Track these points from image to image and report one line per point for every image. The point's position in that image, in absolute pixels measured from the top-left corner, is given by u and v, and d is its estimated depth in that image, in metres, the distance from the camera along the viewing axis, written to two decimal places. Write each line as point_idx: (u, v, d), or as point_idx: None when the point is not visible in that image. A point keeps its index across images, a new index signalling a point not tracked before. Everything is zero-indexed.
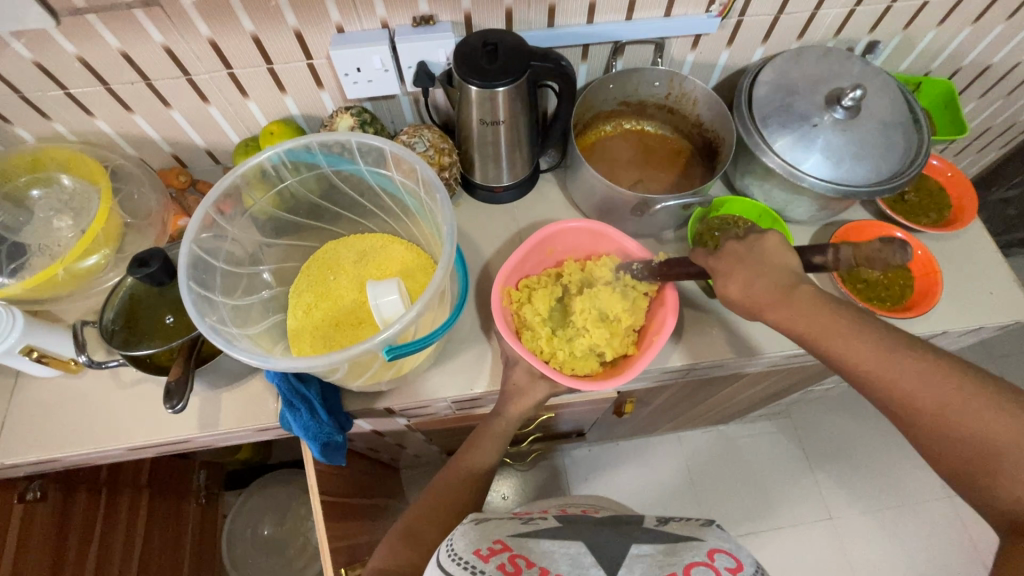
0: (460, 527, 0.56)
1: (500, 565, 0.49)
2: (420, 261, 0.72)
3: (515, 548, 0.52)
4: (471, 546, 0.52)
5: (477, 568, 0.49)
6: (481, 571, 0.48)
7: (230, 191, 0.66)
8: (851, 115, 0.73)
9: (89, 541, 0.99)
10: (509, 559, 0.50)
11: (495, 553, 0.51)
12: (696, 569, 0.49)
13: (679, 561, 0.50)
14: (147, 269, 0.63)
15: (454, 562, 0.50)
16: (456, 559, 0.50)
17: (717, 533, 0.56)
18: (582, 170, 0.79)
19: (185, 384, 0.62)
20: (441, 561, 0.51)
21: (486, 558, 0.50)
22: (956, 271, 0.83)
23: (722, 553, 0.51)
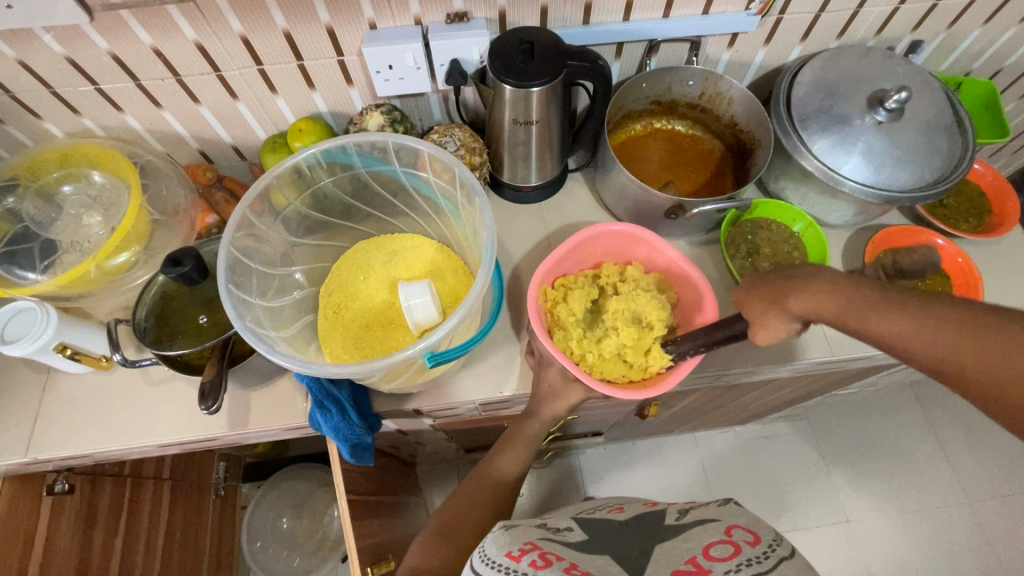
0: (489, 534, 0.55)
1: (532, 562, 0.48)
2: (452, 263, 0.71)
3: (543, 547, 0.52)
4: (502, 550, 0.51)
5: (511, 568, 0.47)
6: (516, 570, 0.47)
7: (265, 191, 0.65)
8: (894, 117, 0.71)
9: (114, 532, 1.00)
10: (538, 556, 0.50)
11: (526, 553, 0.50)
12: (714, 547, 0.50)
13: (699, 545, 0.51)
14: (181, 268, 0.63)
15: (488, 567, 0.49)
16: (489, 564, 0.49)
17: (734, 510, 0.57)
18: (614, 170, 0.78)
19: (219, 384, 0.62)
20: (474, 568, 0.50)
21: (518, 558, 0.49)
22: (994, 277, 0.81)
23: (739, 529, 0.52)
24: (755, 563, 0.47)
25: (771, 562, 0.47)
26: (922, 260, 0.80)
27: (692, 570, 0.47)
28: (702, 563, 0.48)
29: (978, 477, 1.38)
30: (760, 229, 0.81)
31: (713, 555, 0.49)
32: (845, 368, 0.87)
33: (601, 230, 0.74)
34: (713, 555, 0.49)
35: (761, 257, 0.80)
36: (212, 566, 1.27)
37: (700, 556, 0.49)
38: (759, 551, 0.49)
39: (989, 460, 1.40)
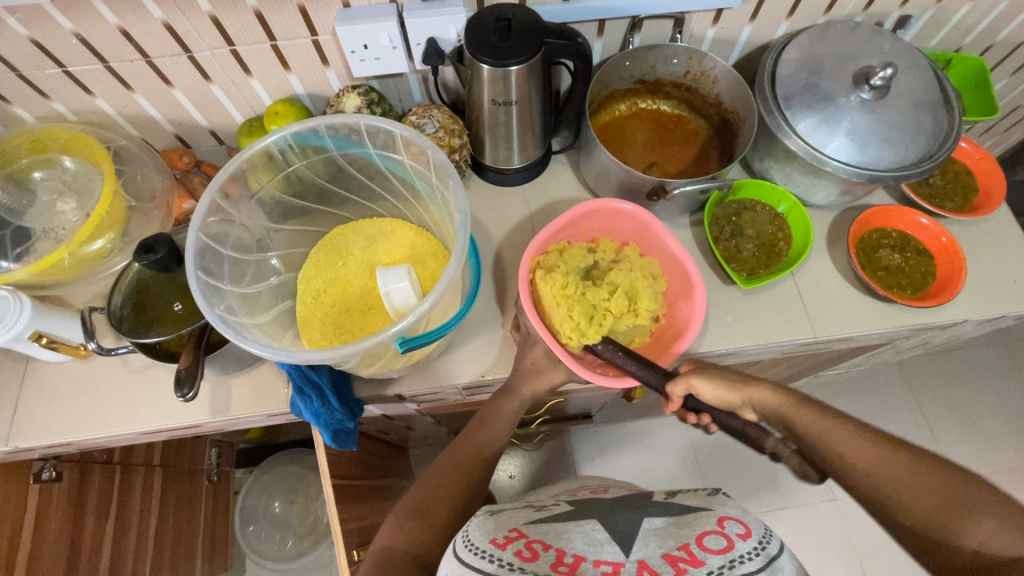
0: (474, 518, 0.55)
1: (518, 552, 0.49)
2: (431, 248, 0.70)
3: (531, 534, 0.52)
4: (486, 536, 0.51)
5: (497, 558, 0.48)
6: (501, 561, 0.48)
7: (236, 175, 0.64)
8: (879, 95, 0.70)
9: (105, 519, 1.01)
10: (524, 546, 0.50)
11: (511, 541, 0.50)
12: (708, 538, 0.49)
13: (691, 532, 0.51)
14: (154, 255, 0.61)
15: (471, 552, 0.49)
16: (472, 549, 0.50)
17: (727, 498, 0.56)
18: (597, 152, 0.76)
19: (195, 371, 0.61)
20: (457, 553, 0.50)
21: (503, 546, 0.50)
22: (978, 257, 0.80)
23: (731, 520, 0.51)
24: (746, 563, 0.47)
25: (760, 563, 0.47)
26: (906, 240, 0.80)
27: (684, 557, 0.48)
28: (694, 552, 0.48)
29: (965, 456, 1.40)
30: (744, 210, 0.81)
31: (706, 546, 0.49)
32: (830, 349, 0.86)
33: (603, 211, 0.74)
34: (706, 546, 0.49)
35: (745, 238, 0.80)
36: (206, 550, 1.28)
37: (693, 543, 0.49)
38: (749, 548, 0.48)
39: (977, 439, 1.40)
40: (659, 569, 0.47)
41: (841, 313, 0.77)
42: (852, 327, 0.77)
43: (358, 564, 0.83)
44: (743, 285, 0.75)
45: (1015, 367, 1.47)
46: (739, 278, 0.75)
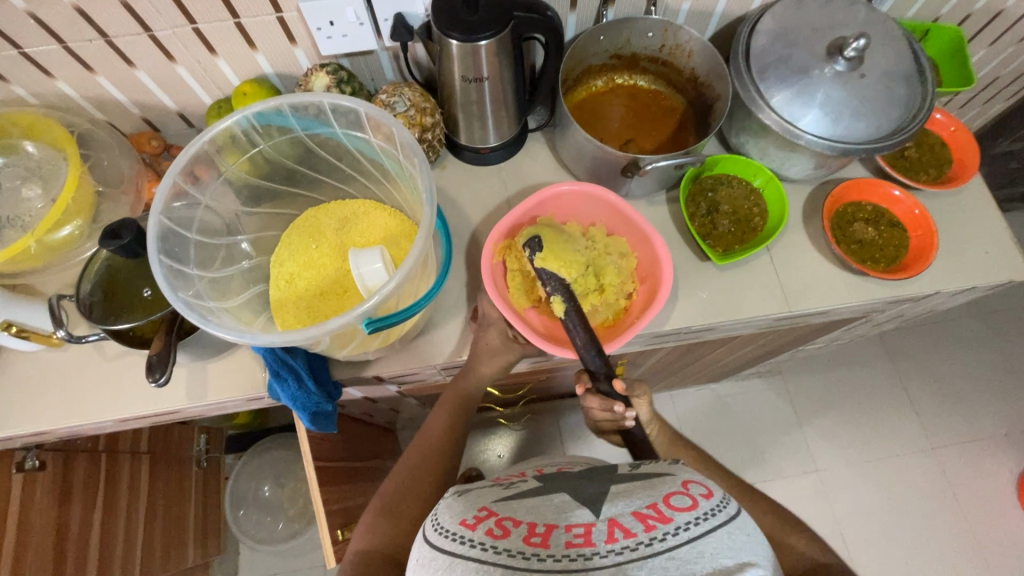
0: (443, 501, 0.56)
1: (488, 531, 0.49)
2: (404, 228, 0.70)
3: (500, 511, 0.52)
4: (456, 519, 0.52)
5: (468, 539, 0.49)
6: (472, 542, 0.48)
7: (200, 158, 0.63)
8: (853, 66, 0.70)
9: (92, 506, 1.02)
10: (495, 523, 0.50)
11: (481, 520, 0.51)
12: (674, 497, 0.51)
13: (659, 492, 0.52)
14: (120, 241, 0.60)
15: (441, 536, 0.50)
16: (443, 533, 0.51)
17: (686, 466, 0.58)
18: (571, 129, 0.76)
19: (168, 357, 0.61)
20: (428, 538, 0.51)
21: (472, 526, 0.50)
22: (952, 229, 0.81)
23: (694, 482, 0.54)
24: (711, 518, 0.49)
25: (722, 518, 0.50)
26: (880, 214, 0.80)
27: (654, 515, 0.49)
28: (663, 510, 0.49)
29: (943, 426, 1.42)
30: (721, 185, 0.81)
31: (672, 505, 0.50)
32: (806, 323, 0.87)
33: (573, 188, 0.75)
34: (673, 504, 0.50)
35: (721, 214, 0.80)
36: (198, 534, 1.30)
37: (662, 502, 0.50)
38: (712, 506, 0.51)
39: (953, 409, 1.43)
40: (630, 526, 0.48)
41: (814, 287, 0.78)
42: (825, 300, 0.77)
43: (342, 544, 0.84)
44: (718, 262, 0.76)
45: (991, 339, 1.50)
46: (714, 254, 0.76)
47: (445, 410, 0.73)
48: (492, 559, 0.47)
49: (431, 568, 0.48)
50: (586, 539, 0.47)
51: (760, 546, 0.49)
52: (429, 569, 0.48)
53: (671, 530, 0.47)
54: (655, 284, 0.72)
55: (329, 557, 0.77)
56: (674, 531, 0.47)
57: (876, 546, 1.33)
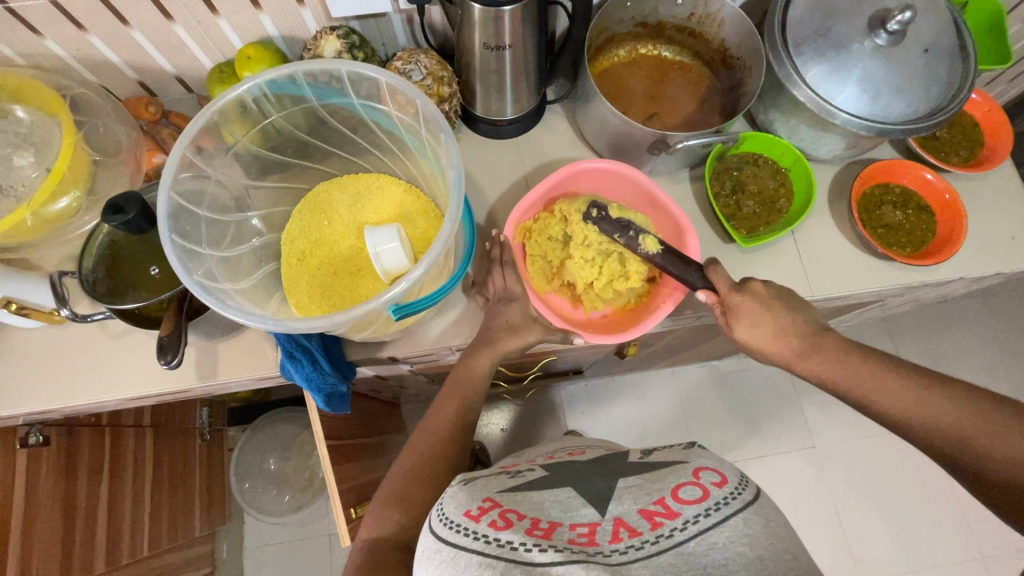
0: (449, 489, 0.54)
1: (492, 523, 0.47)
2: (421, 205, 0.67)
3: (505, 503, 0.50)
4: (461, 507, 0.50)
5: (471, 530, 0.47)
6: (476, 533, 0.46)
7: (208, 128, 0.59)
8: (896, 41, 0.66)
9: (99, 479, 1.01)
10: (499, 515, 0.48)
11: (485, 511, 0.49)
12: (683, 489, 0.50)
13: (667, 485, 0.51)
14: (124, 216, 0.57)
15: (446, 527, 0.48)
16: (447, 524, 0.48)
17: (702, 451, 0.57)
18: (595, 101, 0.72)
19: (179, 338, 0.59)
20: (433, 528, 0.49)
21: (477, 517, 0.48)
22: (979, 212, 0.79)
23: (707, 470, 0.52)
24: (724, 506, 0.47)
25: (737, 505, 0.47)
26: (908, 197, 0.78)
27: (660, 511, 0.48)
28: (670, 506, 0.48)
29: None
30: (746, 164, 0.78)
31: (681, 498, 0.49)
32: (823, 306, 0.86)
33: (603, 164, 0.73)
34: (681, 498, 0.49)
35: (746, 195, 0.77)
36: (202, 504, 1.30)
37: (669, 497, 0.49)
38: (725, 494, 0.49)
39: None
40: (634, 525, 0.47)
41: (837, 270, 0.76)
42: (847, 285, 0.76)
43: (354, 521, 0.84)
44: (742, 244, 0.73)
45: (994, 319, 1.50)
46: (738, 236, 0.73)
47: (454, 390, 0.68)
48: (496, 552, 0.44)
49: (436, 560, 0.46)
50: (590, 538, 0.47)
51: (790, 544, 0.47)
52: (434, 562, 0.46)
53: (678, 525, 0.46)
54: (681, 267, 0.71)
55: (343, 535, 0.77)
56: (681, 526, 0.46)
57: (870, 520, 1.36)
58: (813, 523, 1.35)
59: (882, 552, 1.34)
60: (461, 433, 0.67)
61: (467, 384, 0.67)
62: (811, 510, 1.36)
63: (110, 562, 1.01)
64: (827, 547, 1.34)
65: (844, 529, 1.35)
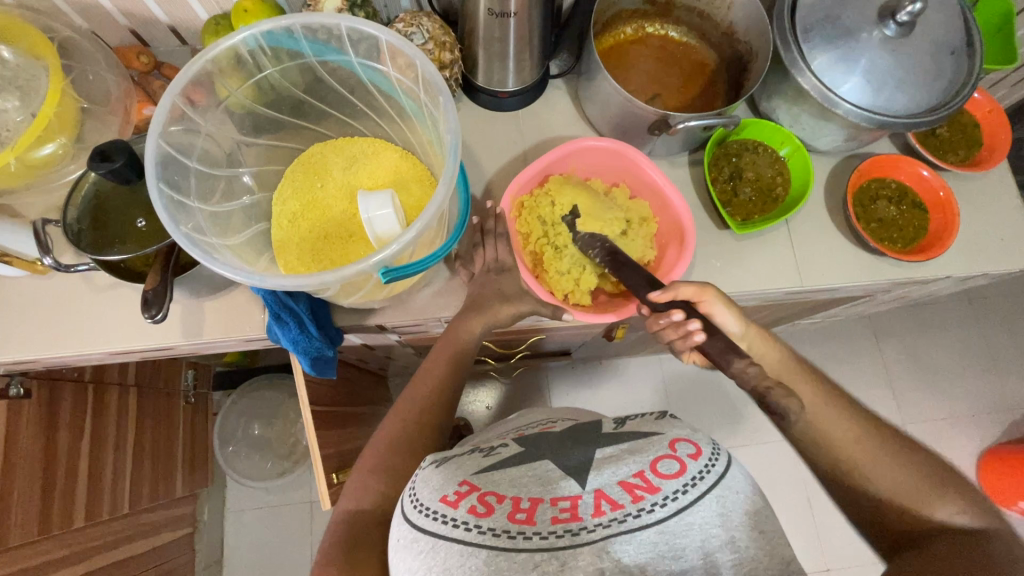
0: (421, 472, 0.53)
1: (472, 509, 0.47)
2: (416, 172, 0.66)
3: (483, 485, 0.49)
4: (436, 494, 0.49)
5: (449, 518, 0.46)
6: (454, 522, 0.46)
7: (201, 79, 0.58)
8: (904, 33, 0.66)
9: (80, 435, 1.00)
10: (478, 500, 0.48)
11: (463, 496, 0.48)
12: (662, 461, 0.48)
13: (645, 456, 0.49)
14: (111, 165, 0.56)
15: (422, 514, 0.48)
16: (423, 511, 0.48)
17: (675, 421, 0.54)
18: (598, 78, 0.71)
19: (164, 292, 0.58)
20: (408, 515, 0.49)
21: (454, 503, 0.47)
22: (971, 213, 0.80)
23: (681, 440, 0.50)
24: (700, 482, 0.46)
25: (712, 480, 0.47)
26: (903, 192, 0.78)
27: (640, 485, 0.47)
28: (651, 479, 0.47)
29: (922, 403, 1.47)
30: (745, 151, 0.78)
31: (660, 472, 0.47)
32: (811, 298, 0.87)
33: (604, 142, 0.72)
34: (661, 471, 0.47)
35: (744, 181, 0.77)
36: (185, 465, 1.31)
37: (648, 470, 0.48)
38: (700, 468, 0.48)
39: (933, 388, 1.48)
40: (616, 497, 0.46)
41: (827, 262, 0.76)
42: (836, 278, 0.76)
43: (337, 487, 0.85)
44: (737, 230, 0.73)
45: (977, 322, 1.53)
46: (734, 223, 0.73)
47: (439, 358, 0.68)
48: (478, 540, 0.45)
49: (413, 550, 0.46)
50: (573, 512, 0.46)
51: (767, 517, 0.47)
52: (412, 552, 0.46)
53: (659, 501, 0.45)
54: (676, 251, 0.71)
55: (324, 499, 0.78)
56: (661, 502, 0.45)
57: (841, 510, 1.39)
58: (785, 511, 1.39)
59: (850, 543, 1.37)
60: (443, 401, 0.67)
61: (453, 355, 0.67)
62: (785, 499, 1.39)
63: (90, 517, 1.01)
64: (797, 535, 1.37)
65: (815, 519, 1.39)
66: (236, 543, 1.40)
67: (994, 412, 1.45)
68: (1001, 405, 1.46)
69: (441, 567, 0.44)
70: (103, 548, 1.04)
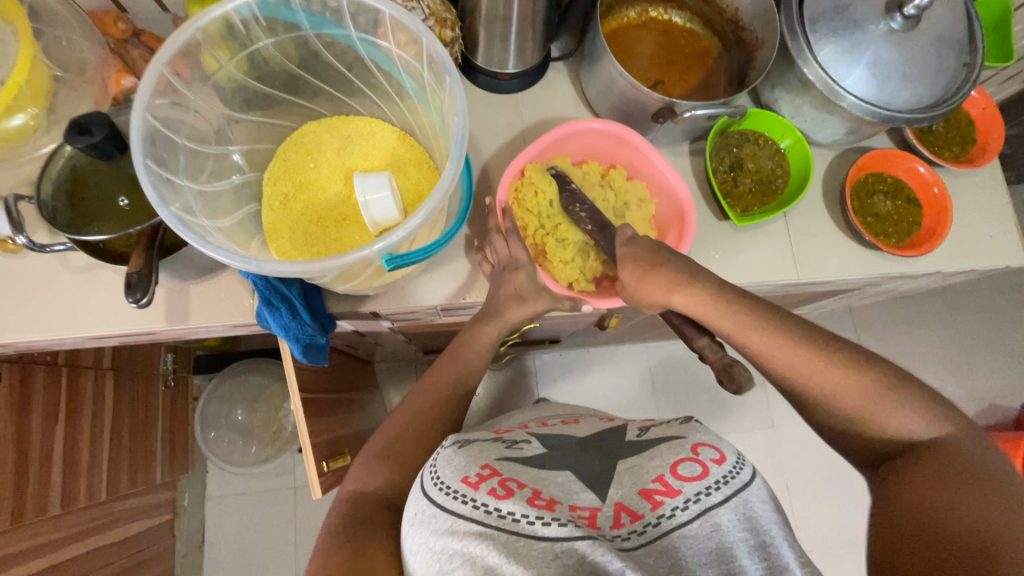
0: (443, 451, 0.53)
1: (491, 491, 0.47)
2: (415, 155, 0.64)
3: (504, 471, 0.50)
4: (457, 474, 0.49)
5: (468, 498, 0.46)
6: (474, 502, 0.46)
7: (189, 48, 0.54)
8: (909, 26, 0.66)
9: (54, 419, 0.97)
10: (499, 483, 0.48)
11: (485, 479, 0.49)
12: (682, 465, 0.49)
13: (666, 460, 0.50)
14: (91, 139, 0.53)
15: (442, 492, 0.48)
16: (443, 489, 0.48)
17: (699, 427, 0.56)
18: (603, 61, 0.69)
19: (149, 275, 0.54)
20: (427, 489, 0.49)
21: (476, 485, 0.48)
22: (961, 209, 0.81)
23: (705, 446, 0.51)
24: (723, 487, 0.47)
25: (737, 485, 0.47)
26: (899, 187, 0.79)
27: (661, 490, 0.47)
28: (671, 483, 0.48)
29: None
30: (746, 142, 0.77)
31: (680, 475, 0.48)
32: (804, 291, 0.88)
33: (602, 126, 0.71)
34: (681, 474, 0.48)
35: (744, 172, 0.77)
36: (164, 450, 1.28)
37: (669, 474, 0.49)
38: (723, 473, 0.48)
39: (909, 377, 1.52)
40: (636, 507, 0.47)
41: (822, 255, 0.77)
42: (831, 272, 0.77)
43: (327, 475, 0.84)
44: (737, 222, 0.73)
45: (953, 315, 1.57)
46: (734, 214, 0.73)
47: (447, 376, 0.67)
48: (496, 523, 0.44)
49: (431, 525, 0.46)
50: (591, 520, 0.46)
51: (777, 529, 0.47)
52: (430, 527, 0.46)
53: (680, 504, 0.46)
54: (677, 232, 0.71)
55: (314, 487, 0.76)
56: (682, 506, 0.46)
57: (817, 496, 1.43)
58: None
59: (824, 527, 1.42)
60: (442, 394, 0.66)
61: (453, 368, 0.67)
62: None
63: (66, 504, 0.98)
64: None
65: (792, 504, 1.43)
66: (217, 529, 1.38)
67: (966, 401, 1.51)
68: (971, 394, 1.51)
69: (458, 545, 0.44)
70: (78, 536, 1.01)
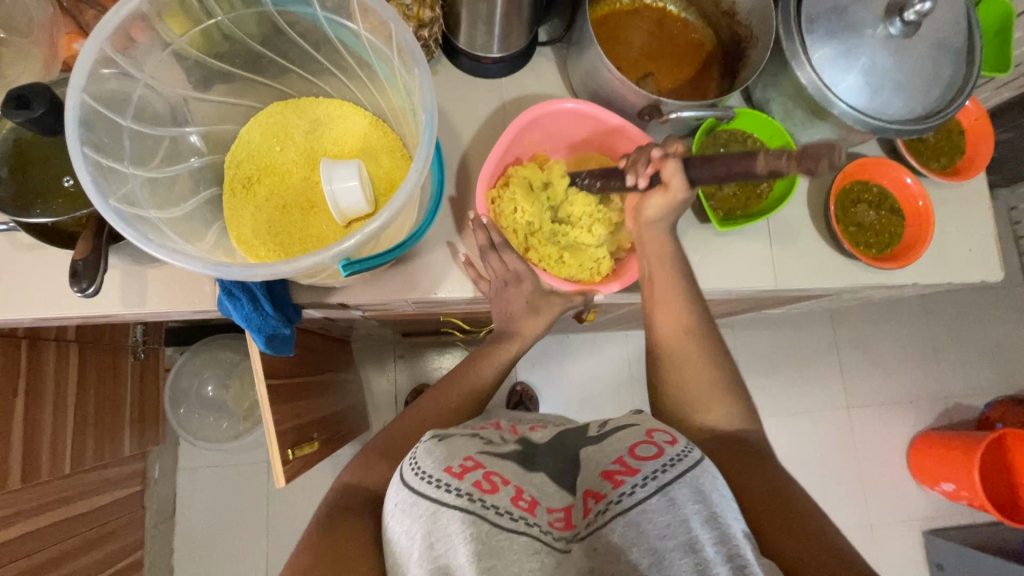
0: (421, 443, 0.50)
1: (476, 484, 0.45)
2: (386, 142, 0.60)
3: (489, 463, 0.47)
4: (440, 464, 0.47)
5: (452, 488, 0.44)
6: (460, 493, 0.44)
7: (136, 22, 0.50)
8: (908, 33, 0.63)
9: (13, 392, 0.94)
10: (484, 477, 0.46)
11: (469, 470, 0.46)
12: (640, 447, 0.49)
13: (625, 445, 0.50)
14: (29, 113, 0.49)
15: (423, 481, 0.46)
16: (424, 478, 0.46)
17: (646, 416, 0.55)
18: (589, 51, 0.66)
19: (96, 263, 0.51)
20: (407, 481, 0.47)
21: (460, 475, 0.46)
22: (945, 221, 0.80)
23: (658, 430, 0.51)
24: (677, 464, 0.46)
25: (688, 464, 0.46)
26: (883, 197, 0.78)
27: (620, 470, 0.47)
28: (630, 464, 0.47)
29: (869, 388, 1.54)
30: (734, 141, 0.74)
31: (638, 455, 0.48)
32: (783, 295, 0.87)
33: (566, 106, 0.67)
34: (639, 455, 0.48)
35: None
36: (132, 422, 1.26)
37: (627, 456, 0.48)
38: (677, 452, 0.48)
39: (881, 374, 1.55)
40: (598, 488, 0.47)
41: (802, 263, 0.76)
42: (809, 280, 0.76)
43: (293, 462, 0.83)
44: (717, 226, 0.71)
45: (928, 315, 1.59)
46: (714, 218, 0.71)
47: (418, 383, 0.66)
48: (482, 513, 0.43)
49: (411, 514, 0.45)
50: (566, 521, 0.46)
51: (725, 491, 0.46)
52: (410, 515, 0.45)
53: (639, 482, 0.45)
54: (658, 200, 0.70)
55: (278, 475, 0.75)
56: (641, 483, 0.45)
57: None
58: None
59: None
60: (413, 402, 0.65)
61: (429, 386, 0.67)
62: None
63: (27, 478, 0.96)
64: None
65: None
66: (187, 500, 1.38)
67: (932, 400, 1.54)
68: (939, 393, 1.55)
69: (441, 534, 0.43)
70: (40, 509, 0.99)
